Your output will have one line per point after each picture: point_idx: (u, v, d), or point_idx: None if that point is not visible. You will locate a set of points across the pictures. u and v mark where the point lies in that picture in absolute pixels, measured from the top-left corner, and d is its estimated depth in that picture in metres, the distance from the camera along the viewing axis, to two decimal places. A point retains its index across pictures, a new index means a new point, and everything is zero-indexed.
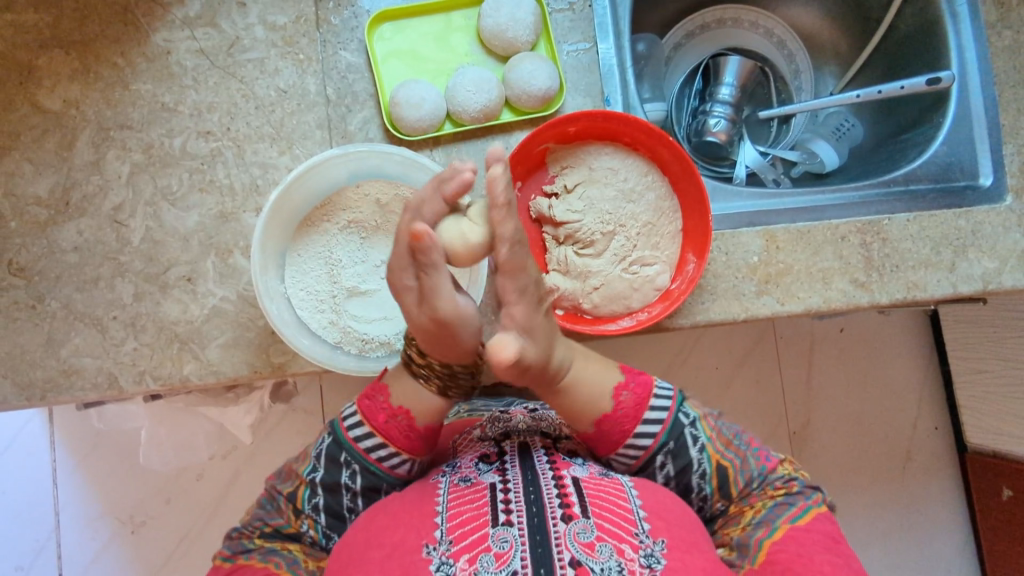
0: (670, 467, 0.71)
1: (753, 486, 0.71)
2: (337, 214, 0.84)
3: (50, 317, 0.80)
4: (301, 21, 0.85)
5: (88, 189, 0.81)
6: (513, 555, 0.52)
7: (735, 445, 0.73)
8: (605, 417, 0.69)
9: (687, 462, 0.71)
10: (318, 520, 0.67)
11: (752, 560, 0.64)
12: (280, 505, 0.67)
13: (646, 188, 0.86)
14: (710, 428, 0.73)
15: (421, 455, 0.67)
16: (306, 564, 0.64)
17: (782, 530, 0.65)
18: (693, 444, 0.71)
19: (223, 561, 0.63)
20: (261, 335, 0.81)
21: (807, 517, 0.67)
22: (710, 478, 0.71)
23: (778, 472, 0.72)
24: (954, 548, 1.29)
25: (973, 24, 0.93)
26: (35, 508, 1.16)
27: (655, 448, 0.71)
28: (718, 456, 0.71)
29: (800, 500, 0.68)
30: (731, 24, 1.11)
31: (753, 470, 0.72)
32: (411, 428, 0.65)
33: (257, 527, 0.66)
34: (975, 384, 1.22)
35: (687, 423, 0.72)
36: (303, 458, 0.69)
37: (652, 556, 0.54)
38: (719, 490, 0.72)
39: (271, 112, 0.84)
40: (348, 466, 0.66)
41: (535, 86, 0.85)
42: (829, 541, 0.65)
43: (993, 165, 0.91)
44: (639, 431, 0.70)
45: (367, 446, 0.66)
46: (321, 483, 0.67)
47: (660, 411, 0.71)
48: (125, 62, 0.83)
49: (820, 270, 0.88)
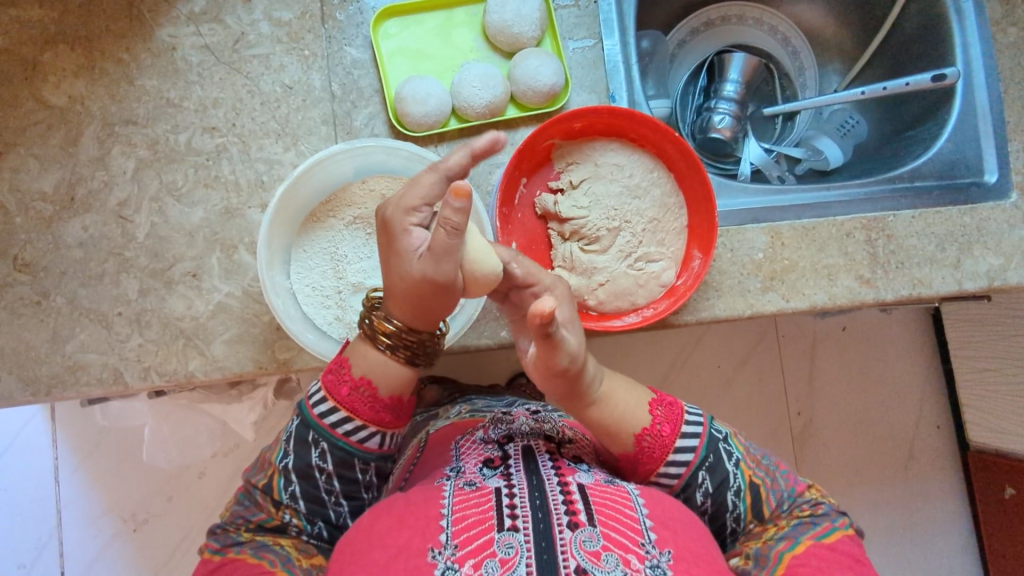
0: (709, 484, 0.68)
1: (784, 506, 0.70)
2: (343, 209, 0.83)
3: (56, 312, 0.80)
4: (306, 17, 0.85)
5: (94, 185, 0.81)
6: (518, 562, 0.52)
7: (765, 464, 0.72)
8: (643, 431, 0.68)
9: (725, 476, 0.69)
10: (298, 508, 0.66)
11: (771, 569, 0.63)
12: (257, 499, 0.66)
13: (652, 184, 0.85)
14: (743, 445, 0.72)
15: (388, 425, 0.66)
16: (301, 562, 0.62)
17: (804, 545, 0.64)
18: (728, 459, 0.70)
19: (213, 554, 0.63)
20: (266, 330, 0.81)
21: (833, 537, 0.66)
22: (745, 495, 0.69)
23: (806, 496, 0.71)
24: (957, 546, 1.29)
25: (979, 20, 0.92)
26: (38, 506, 1.16)
27: (697, 462, 0.68)
28: (751, 472, 0.70)
29: (826, 521, 0.67)
30: (735, 21, 1.11)
31: (783, 490, 0.71)
32: (375, 397, 0.64)
33: (242, 524, 0.65)
34: (979, 382, 1.22)
35: (721, 438, 0.71)
36: (274, 446, 0.68)
37: (658, 568, 0.54)
38: (752, 510, 0.70)
39: (276, 108, 0.84)
40: (317, 445, 0.65)
41: (540, 81, 0.85)
42: (854, 561, 0.64)
43: (998, 162, 0.90)
44: (677, 445, 0.68)
45: (333, 421, 0.64)
46: (294, 468, 0.65)
47: (695, 426, 0.70)
48: (130, 58, 0.83)
49: (825, 266, 0.87)
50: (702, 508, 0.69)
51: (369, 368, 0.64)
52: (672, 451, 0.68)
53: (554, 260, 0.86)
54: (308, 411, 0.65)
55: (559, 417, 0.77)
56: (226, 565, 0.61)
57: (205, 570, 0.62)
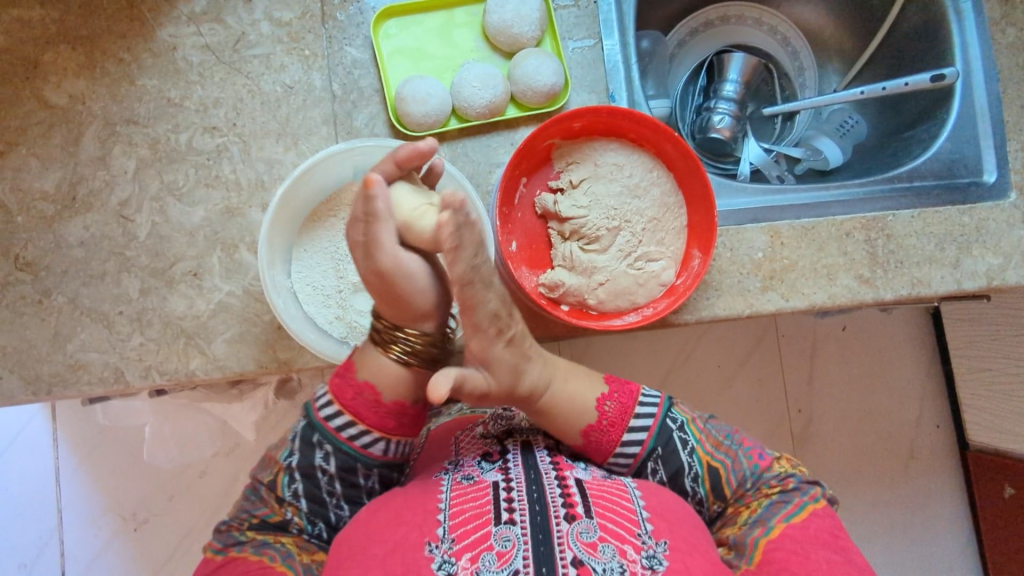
0: (661, 472, 0.72)
1: (747, 485, 0.71)
2: (344, 209, 0.84)
3: (57, 312, 0.80)
4: (306, 17, 0.85)
5: (95, 184, 0.82)
6: (516, 554, 0.52)
7: (725, 445, 0.74)
8: (589, 427, 0.70)
9: (678, 466, 0.72)
10: (300, 507, 0.66)
11: (748, 560, 0.64)
12: (263, 495, 0.66)
13: (651, 183, 0.86)
14: (699, 430, 0.74)
15: (364, 417, 0.64)
16: (301, 557, 0.63)
17: (777, 530, 0.65)
18: (682, 447, 0.72)
19: (216, 553, 0.63)
20: (267, 330, 0.81)
21: (802, 515, 0.66)
22: (702, 480, 0.72)
23: (772, 471, 0.71)
24: (956, 545, 1.30)
25: (977, 21, 0.93)
26: (39, 505, 1.17)
27: (643, 455, 0.72)
28: (708, 458, 0.72)
29: (795, 497, 0.68)
30: (734, 21, 1.11)
31: (745, 469, 0.72)
32: (352, 381, 0.64)
33: (245, 519, 0.65)
34: (979, 382, 1.22)
35: (675, 427, 0.73)
36: (281, 444, 0.67)
37: (654, 557, 0.55)
38: (713, 492, 0.72)
39: (277, 108, 0.84)
40: (321, 447, 0.65)
41: (541, 82, 0.85)
42: (826, 537, 0.64)
43: (997, 161, 0.91)
44: (623, 440, 0.71)
45: (327, 414, 0.65)
46: (298, 468, 0.65)
47: (644, 419, 0.72)
48: (130, 58, 0.83)
49: (825, 265, 0.88)
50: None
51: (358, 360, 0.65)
52: (618, 447, 0.71)
53: (554, 260, 0.86)
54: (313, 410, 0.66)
55: None
56: (229, 563, 0.62)
57: (206, 570, 0.63)
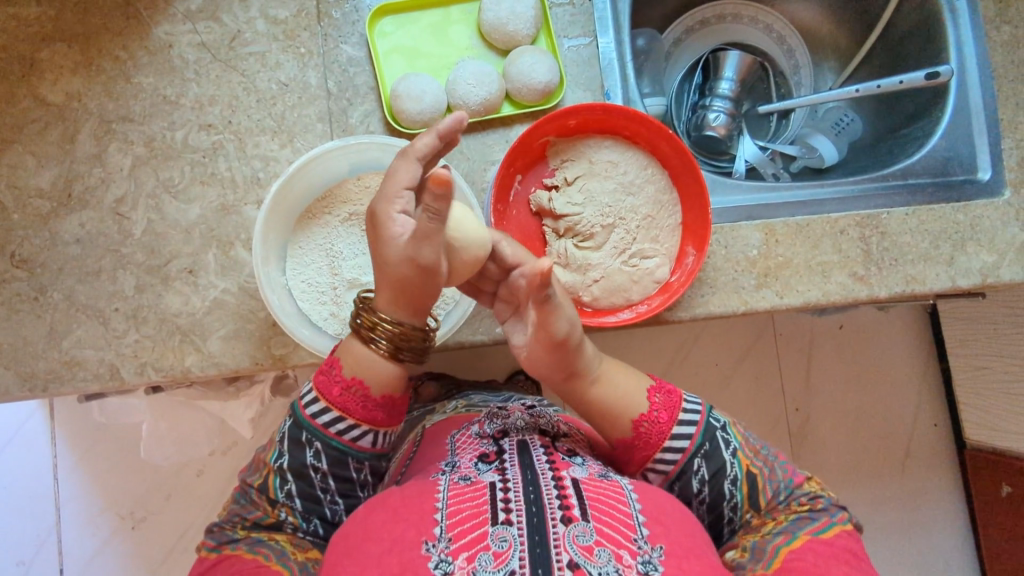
0: (704, 470, 0.68)
1: (780, 498, 0.70)
2: (338, 206, 0.84)
3: (53, 308, 0.80)
4: (302, 15, 0.85)
5: (90, 181, 0.82)
6: (512, 555, 0.52)
7: (763, 455, 0.72)
8: (638, 420, 0.69)
9: (722, 465, 0.68)
10: (293, 506, 0.66)
11: (765, 564, 0.63)
12: (253, 497, 0.67)
13: (646, 181, 0.86)
14: (741, 435, 0.71)
15: (334, 399, 0.64)
16: (296, 555, 0.63)
17: (801, 540, 0.64)
18: (726, 447, 0.69)
19: (209, 551, 0.64)
20: (262, 326, 0.81)
21: (830, 532, 0.66)
22: (741, 485, 0.69)
23: (804, 489, 0.71)
24: (953, 543, 1.30)
25: (972, 20, 0.93)
26: (37, 503, 1.17)
27: (692, 449, 0.68)
28: (749, 462, 0.70)
29: (823, 516, 0.67)
30: (730, 20, 1.12)
31: (780, 481, 0.71)
32: (339, 377, 0.64)
33: (238, 522, 0.65)
34: (975, 380, 1.22)
35: (719, 427, 0.70)
36: (269, 446, 0.68)
37: (650, 563, 0.54)
38: (748, 498, 0.69)
39: (273, 106, 0.84)
40: (311, 445, 0.65)
41: (536, 79, 0.85)
42: (850, 556, 0.64)
43: (992, 159, 0.91)
44: (673, 432, 0.69)
45: (315, 412, 0.65)
46: (289, 468, 0.65)
47: (692, 415, 0.70)
48: (127, 55, 0.83)
49: (819, 263, 0.88)
50: (698, 496, 0.69)
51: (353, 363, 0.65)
52: (667, 439, 0.68)
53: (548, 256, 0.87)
54: (299, 409, 0.66)
55: (552, 411, 0.77)
56: (222, 562, 0.62)
57: (200, 569, 0.63)
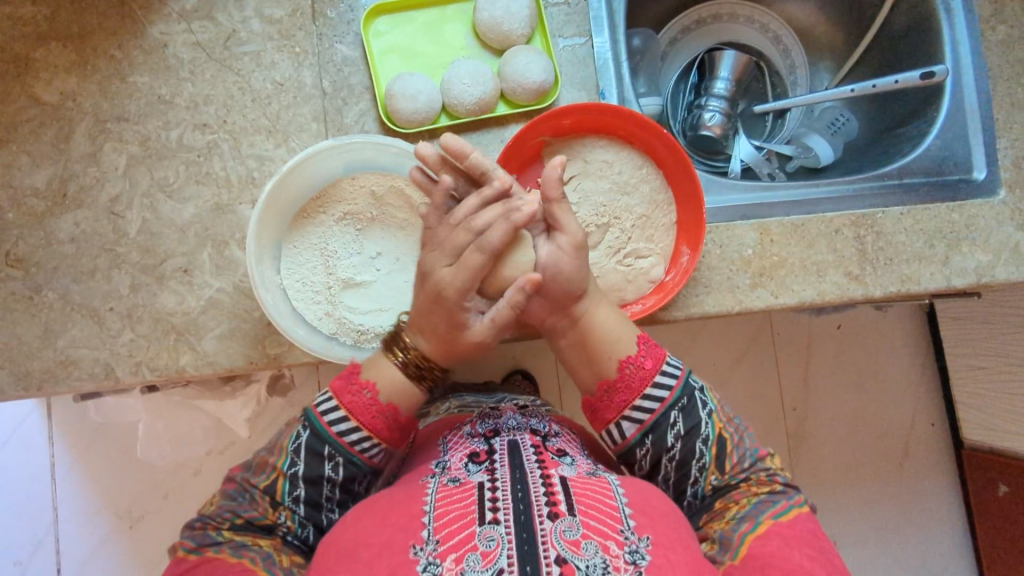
0: (681, 425, 0.69)
1: (744, 466, 0.70)
2: (332, 206, 0.84)
3: (48, 308, 0.80)
4: (297, 14, 0.85)
5: (85, 181, 0.82)
6: (499, 553, 0.52)
7: (735, 422, 0.73)
8: (626, 359, 0.70)
9: (698, 422, 0.70)
10: (296, 511, 0.66)
11: (733, 555, 0.63)
12: (253, 498, 0.65)
13: (641, 180, 0.87)
14: (717, 399, 0.73)
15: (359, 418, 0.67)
16: (281, 560, 0.62)
17: (765, 525, 0.64)
18: (702, 406, 0.71)
19: (189, 552, 0.61)
20: (257, 326, 0.81)
21: (790, 514, 0.65)
22: (712, 445, 0.70)
23: (766, 462, 0.71)
24: (949, 542, 1.30)
25: (967, 19, 0.93)
26: (34, 502, 1.17)
27: (671, 401, 0.70)
28: (721, 426, 0.71)
29: (783, 498, 0.67)
30: (726, 19, 1.12)
31: (747, 449, 0.71)
32: (374, 401, 0.67)
33: (227, 518, 0.63)
34: (972, 379, 1.22)
35: (698, 387, 0.72)
36: (279, 450, 0.67)
37: (637, 552, 0.55)
38: (716, 460, 0.70)
39: (268, 105, 0.84)
40: (331, 459, 0.66)
41: (530, 78, 0.85)
42: (812, 537, 0.64)
43: (987, 159, 0.91)
44: (656, 379, 0.70)
45: (342, 430, 0.66)
46: (302, 476, 0.65)
47: (676, 369, 0.71)
48: (121, 55, 0.83)
49: (814, 262, 0.88)
50: (669, 451, 0.69)
51: (377, 378, 0.69)
52: (650, 384, 0.70)
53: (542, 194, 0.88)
54: (320, 421, 0.67)
55: (545, 411, 0.78)
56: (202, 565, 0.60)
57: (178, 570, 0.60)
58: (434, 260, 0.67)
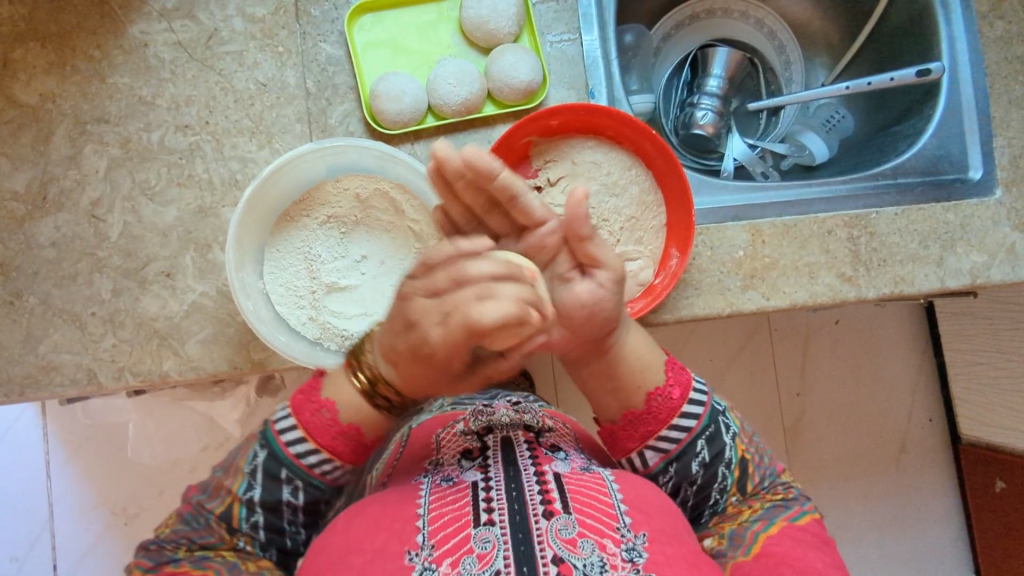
0: (705, 453, 0.67)
1: (764, 484, 0.69)
2: (315, 208, 0.83)
3: (28, 313, 0.79)
4: (279, 12, 0.84)
5: (65, 184, 0.81)
6: (496, 555, 0.51)
7: (755, 442, 0.71)
8: (655, 390, 0.67)
9: (722, 449, 0.67)
10: (256, 536, 0.65)
11: (744, 551, 0.62)
12: (209, 523, 0.64)
13: (630, 181, 0.86)
14: (738, 421, 0.71)
15: (342, 457, 0.65)
16: (247, 566, 0.62)
17: (778, 526, 0.63)
18: (727, 431, 0.68)
19: (146, 572, 0.61)
20: (240, 330, 0.80)
21: (804, 519, 0.65)
22: (735, 469, 0.68)
23: (784, 478, 0.70)
24: (944, 539, 1.29)
25: (965, 15, 0.91)
26: (28, 502, 1.17)
27: (698, 430, 0.67)
28: (743, 448, 0.69)
29: (796, 504, 0.67)
30: (720, 15, 1.10)
31: (766, 468, 0.70)
32: (334, 421, 0.64)
33: (185, 542, 0.62)
34: (971, 375, 1.22)
35: (721, 411, 0.69)
36: (234, 472, 0.65)
37: (634, 550, 0.54)
38: (738, 482, 0.68)
39: (251, 106, 0.83)
40: (290, 483, 0.64)
41: (517, 77, 0.84)
42: (823, 542, 0.63)
43: (982, 158, 0.89)
44: (685, 409, 0.67)
45: (299, 451, 0.64)
46: (259, 501, 0.64)
47: (700, 396, 0.68)
48: (101, 54, 0.82)
49: (806, 263, 0.87)
50: (692, 479, 0.67)
51: (357, 415, 0.64)
52: (678, 414, 0.67)
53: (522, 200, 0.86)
54: (277, 442, 0.64)
55: (538, 407, 0.76)
56: None
57: None
58: (423, 311, 0.50)
